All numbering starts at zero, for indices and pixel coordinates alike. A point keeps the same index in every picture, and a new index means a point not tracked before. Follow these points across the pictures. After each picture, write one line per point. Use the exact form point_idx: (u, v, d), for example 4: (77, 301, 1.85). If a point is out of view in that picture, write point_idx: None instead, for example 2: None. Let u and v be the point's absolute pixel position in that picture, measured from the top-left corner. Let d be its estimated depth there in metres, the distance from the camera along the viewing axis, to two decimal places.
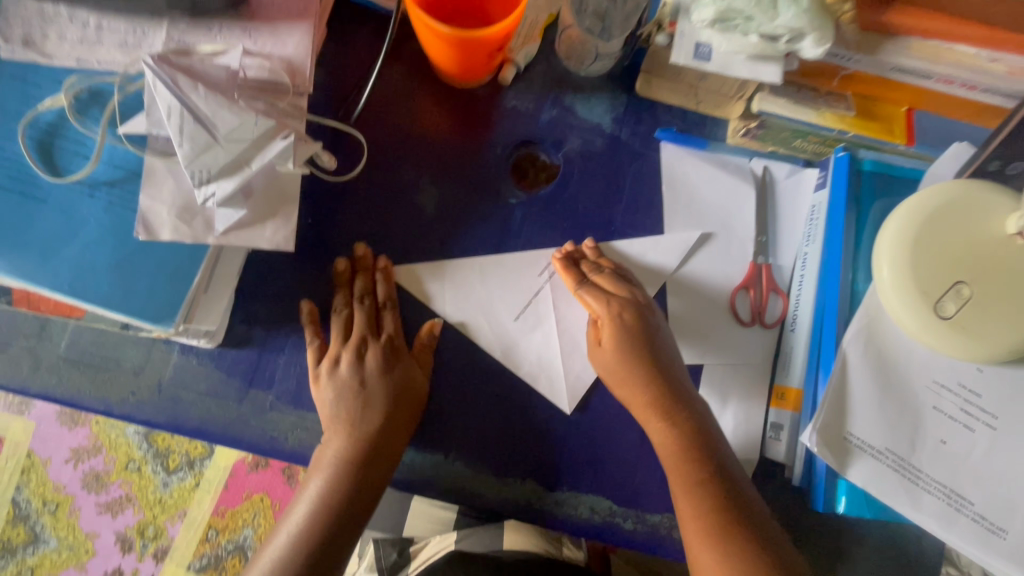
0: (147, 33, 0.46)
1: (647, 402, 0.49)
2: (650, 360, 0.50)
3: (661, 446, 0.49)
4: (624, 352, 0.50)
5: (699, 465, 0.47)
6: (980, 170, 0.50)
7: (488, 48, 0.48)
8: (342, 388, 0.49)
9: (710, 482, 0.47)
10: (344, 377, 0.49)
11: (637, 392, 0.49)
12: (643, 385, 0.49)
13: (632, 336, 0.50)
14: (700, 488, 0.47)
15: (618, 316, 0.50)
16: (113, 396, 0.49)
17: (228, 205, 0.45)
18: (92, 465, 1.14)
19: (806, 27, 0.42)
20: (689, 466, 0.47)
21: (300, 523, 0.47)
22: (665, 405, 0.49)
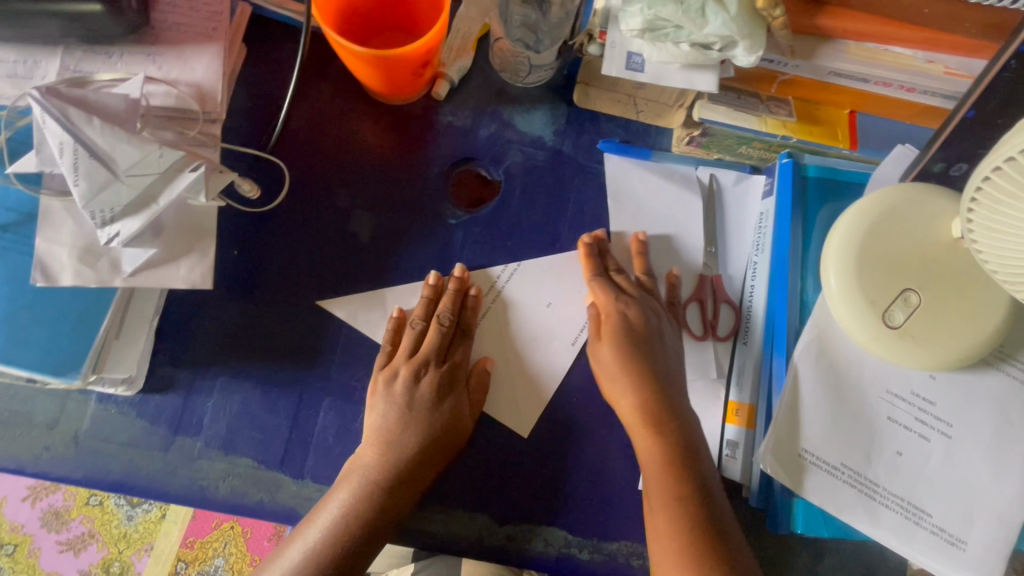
0: (38, 62, 0.42)
1: (636, 410, 0.47)
2: (647, 361, 0.49)
3: (648, 460, 0.47)
4: (621, 352, 0.49)
5: (677, 482, 0.45)
6: (925, 171, 0.49)
7: (412, 66, 0.45)
8: (389, 411, 0.47)
9: (687, 501, 0.45)
10: (398, 395, 0.47)
11: (625, 397, 0.48)
12: (632, 392, 0.48)
13: (631, 338, 0.49)
14: (674, 508, 0.45)
15: (622, 313, 0.50)
16: (25, 454, 0.45)
17: (136, 244, 0.42)
18: (50, 503, 1.09)
19: (736, 35, 0.41)
20: (669, 479, 0.45)
21: None
22: (656, 419, 0.47)
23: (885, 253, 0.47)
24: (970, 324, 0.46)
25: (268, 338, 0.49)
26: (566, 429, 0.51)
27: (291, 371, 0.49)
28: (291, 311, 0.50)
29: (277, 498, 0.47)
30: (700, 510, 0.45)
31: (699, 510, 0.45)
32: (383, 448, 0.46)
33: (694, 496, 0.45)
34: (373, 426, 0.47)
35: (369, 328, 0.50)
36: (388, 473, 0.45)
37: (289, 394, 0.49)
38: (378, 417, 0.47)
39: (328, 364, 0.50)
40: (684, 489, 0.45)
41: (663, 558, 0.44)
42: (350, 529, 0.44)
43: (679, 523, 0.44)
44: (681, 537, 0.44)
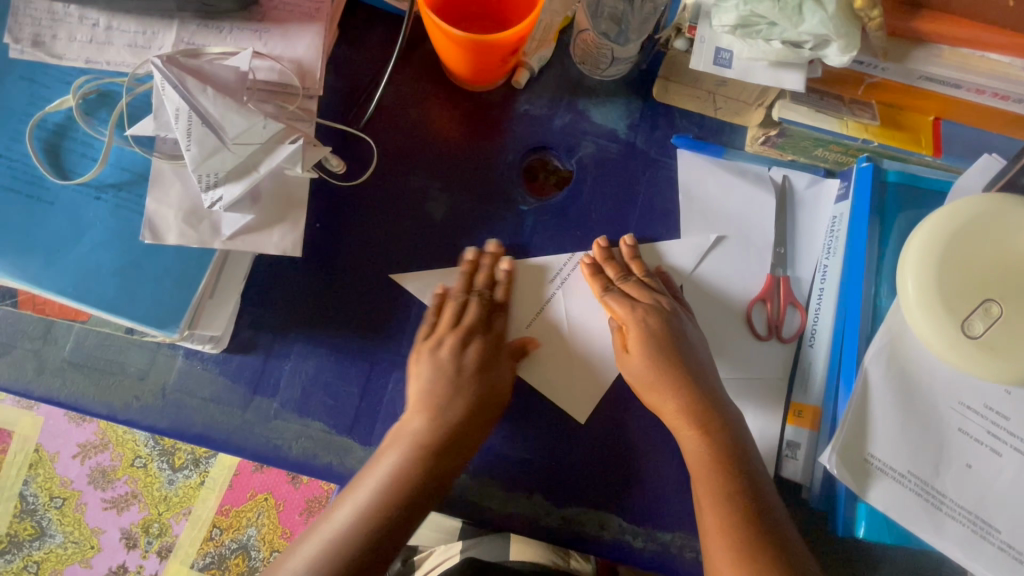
0: (156, 33, 0.45)
1: (681, 411, 0.47)
2: (688, 371, 0.48)
3: (693, 457, 0.47)
4: (652, 357, 0.48)
5: (725, 478, 0.45)
6: (1011, 183, 0.48)
7: (502, 52, 0.47)
8: (419, 381, 0.48)
9: (738, 500, 0.45)
10: (444, 361, 0.48)
11: (668, 402, 0.48)
12: (674, 393, 0.48)
13: (657, 339, 0.49)
14: (724, 506, 0.45)
15: (642, 321, 0.49)
16: (117, 401, 0.48)
17: (235, 210, 0.44)
18: (98, 461, 1.14)
19: (832, 34, 0.41)
20: (721, 481, 0.45)
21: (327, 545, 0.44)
22: (704, 420, 0.47)
23: (968, 262, 0.46)
24: None
25: (344, 309, 0.51)
26: (623, 416, 0.51)
27: (364, 342, 0.51)
28: (367, 285, 0.52)
29: (345, 462, 0.49)
30: (751, 509, 0.45)
31: (752, 509, 0.45)
32: (433, 414, 0.47)
33: (743, 496, 0.45)
34: (473, 390, 0.48)
35: (439, 306, 0.52)
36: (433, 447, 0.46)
37: (361, 365, 0.50)
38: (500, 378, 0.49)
39: (399, 338, 0.51)
40: (731, 490, 0.45)
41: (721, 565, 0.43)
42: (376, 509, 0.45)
43: (728, 523, 0.44)
44: (733, 536, 0.44)
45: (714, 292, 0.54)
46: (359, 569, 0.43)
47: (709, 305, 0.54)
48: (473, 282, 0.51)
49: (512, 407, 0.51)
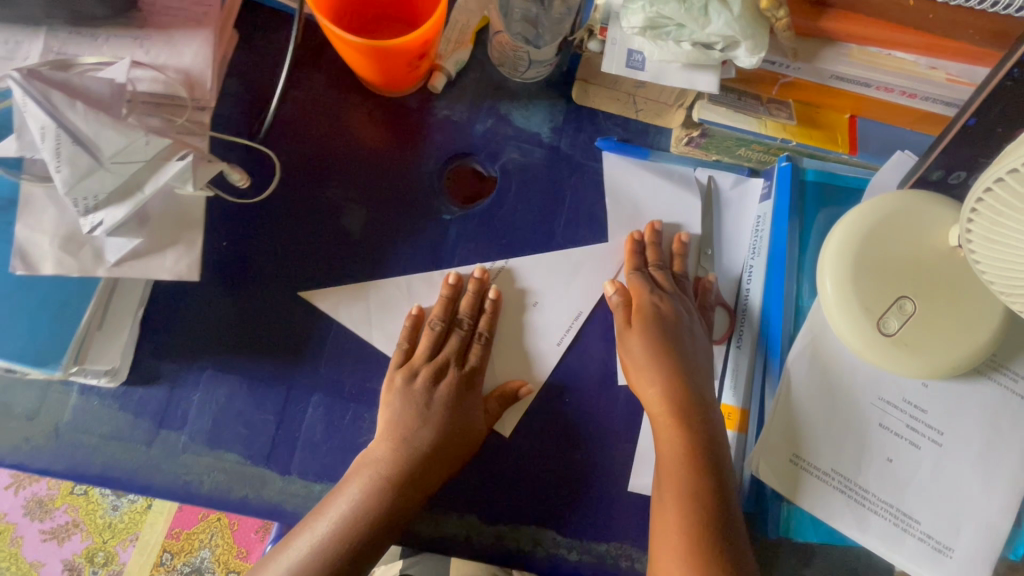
0: (21, 43, 0.41)
1: (664, 400, 0.47)
2: (674, 359, 0.49)
3: (670, 454, 0.46)
4: (652, 342, 0.49)
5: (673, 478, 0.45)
6: (923, 179, 0.49)
7: (408, 57, 0.44)
8: (406, 407, 0.47)
9: (703, 499, 0.45)
10: (417, 392, 0.47)
11: (649, 394, 0.48)
12: (660, 382, 0.48)
13: (663, 327, 0.50)
14: (686, 504, 0.45)
15: (655, 308, 0.50)
16: (5, 445, 0.44)
17: (119, 234, 0.41)
18: (33, 492, 1.08)
19: (738, 35, 0.40)
20: (685, 477, 0.45)
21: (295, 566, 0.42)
22: (683, 413, 0.47)
23: (883, 261, 0.46)
24: (966, 334, 0.46)
25: (259, 332, 0.49)
26: (552, 429, 0.50)
27: (280, 365, 0.48)
28: (282, 305, 0.49)
29: (264, 493, 0.47)
30: (709, 504, 0.45)
31: (710, 507, 0.45)
32: (399, 443, 0.46)
33: (706, 497, 0.45)
34: (389, 422, 0.46)
35: (357, 326, 0.49)
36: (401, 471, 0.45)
37: (278, 390, 0.48)
38: (394, 413, 0.47)
39: (317, 359, 0.49)
40: (697, 488, 0.45)
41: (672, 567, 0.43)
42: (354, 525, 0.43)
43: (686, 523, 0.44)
44: (691, 534, 0.44)
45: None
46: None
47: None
48: (456, 309, 0.51)
49: None
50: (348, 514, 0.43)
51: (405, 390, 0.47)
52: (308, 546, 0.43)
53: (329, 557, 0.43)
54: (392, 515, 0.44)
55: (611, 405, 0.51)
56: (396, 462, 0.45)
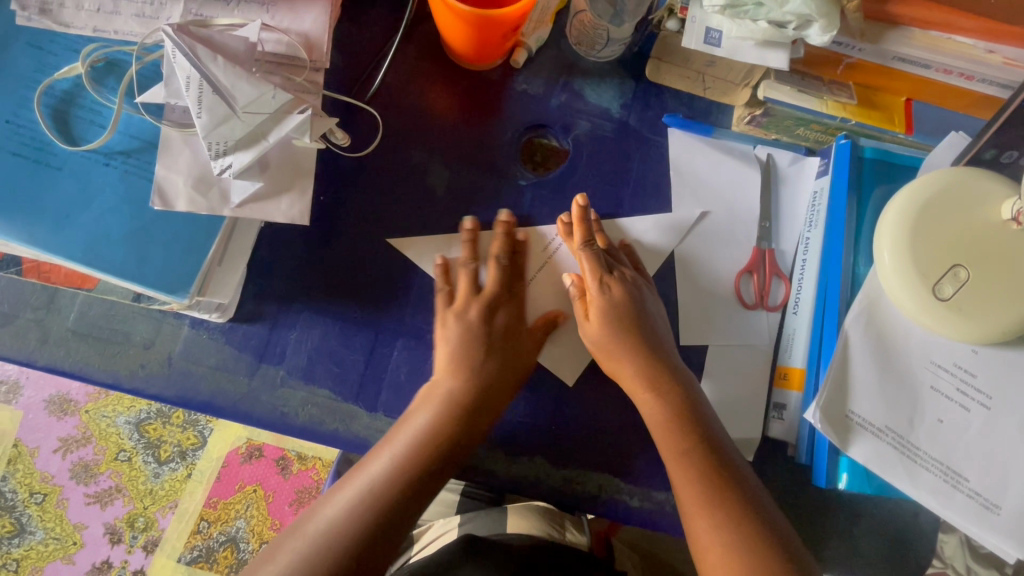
0: (164, 4, 0.45)
1: (636, 375, 0.50)
2: (636, 341, 0.51)
3: (653, 421, 0.49)
4: (614, 324, 0.51)
5: (684, 437, 0.48)
6: (976, 158, 0.52)
7: (503, 29, 0.49)
8: (459, 335, 0.50)
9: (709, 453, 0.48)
10: (470, 321, 0.50)
11: (624, 367, 0.50)
12: (634, 358, 0.50)
13: (614, 311, 0.51)
14: (687, 463, 0.47)
15: (608, 292, 0.51)
16: (123, 370, 0.49)
17: (244, 177, 0.45)
18: (81, 455, 1.12)
19: (814, 13, 0.44)
20: (677, 440, 0.48)
21: (364, 494, 0.45)
22: (654, 378, 0.50)
23: (938, 230, 0.50)
24: (1018, 301, 0.48)
25: (350, 279, 0.52)
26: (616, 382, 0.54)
27: (368, 311, 0.52)
28: (368, 255, 0.53)
29: (351, 428, 0.50)
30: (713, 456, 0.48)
31: (715, 463, 0.48)
32: (461, 375, 0.49)
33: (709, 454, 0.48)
34: (445, 354, 0.50)
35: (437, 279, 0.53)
36: (468, 400, 0.48)
37: (366, 333, 0.52)
38: (451, 346, 0.50)
39: (403, 307, 0.52)
40: (698, 448, 0.48)
41: (701, 516, 0.46)
42: (419, 453, 0.46)
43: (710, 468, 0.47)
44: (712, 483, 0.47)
45: (696, 266, 0.57)
46: (399, 509, 0.45)
47: (690, 279, 0.56)
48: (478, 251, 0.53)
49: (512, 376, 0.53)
50: (423, 432, 0.47)
51: (460, 321, 0.50)
52: (389, 460, 0.46)
53: (407, 473, 0.46)
54: (457, 437, 0.48)
55: None
56: (461, 391, 0.49)
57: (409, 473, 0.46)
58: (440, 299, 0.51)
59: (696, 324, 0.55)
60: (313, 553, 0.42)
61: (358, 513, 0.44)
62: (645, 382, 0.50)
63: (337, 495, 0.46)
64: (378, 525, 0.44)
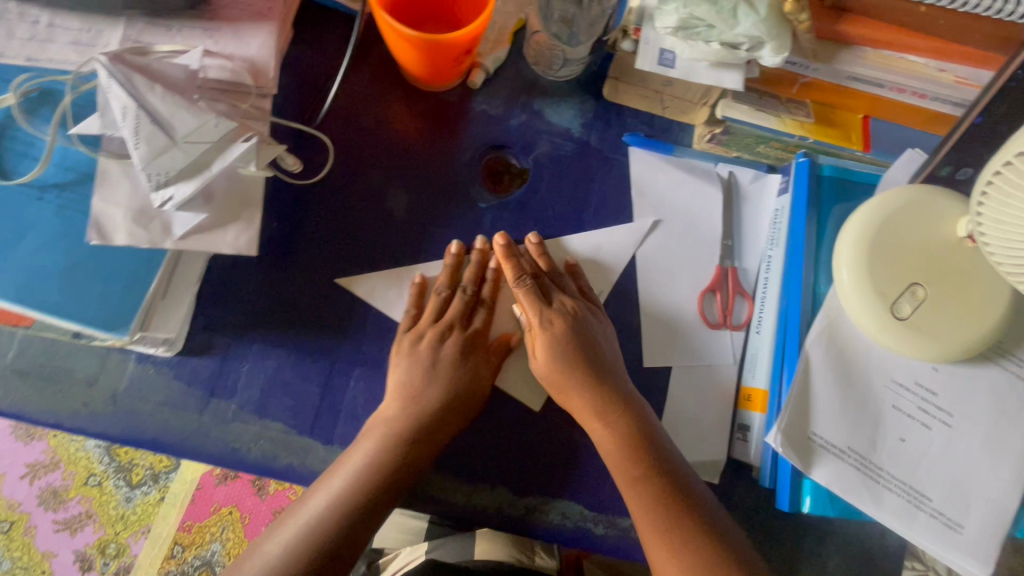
0: (102, 31, 0.44)
1: (588, 405, 0.49)
2: (583, 368, 0.50)
3: (605, 449, 0.48)
4: (570, 354, 0.50)
5: (637, 465, 0.47)
6: (932, 175, 0.52)
7: (455, 52, 0.48)
8: (412, 367, 0.49)
9: (667, 479, 0.47)
10: (422, 353, 0.49)
11: (575, 398, 0.49)
12: (583, 388, 0.49)
13: (562, 343, 0.50)
14: (646, 491, 0.47)
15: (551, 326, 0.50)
16: (64, 409, 0.47)
17: (187, 209, 0.44)
18: (49, 481, 1.08)
19: (764, 35, 0.44)
20: (630, 468, 0.47)
21: (302, 532, 0.44)
22: (602, 406, 0.49)
23: (895, 248, 0.50)
24: (974, 318, 0.48)
25: (304, 308, 0.51)
26: None
27: (323, 341, 0.51)
28: (324, 283, 0.52)
29: (307, 462, 0.49)
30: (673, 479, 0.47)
31: (670, 491, 0.47)
32: (409, 403, 0.48)
33: (668, 481, 0.47)
34: (397, 381, 0.49)
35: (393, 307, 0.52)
36: (406, 430, 0.47)
37: (321, 363, 0.50)
38: (402, 374, 0.49)
39: (360, 335, 0.51)
40: (653, 477, 0.47)
41: (660, 550, 0.46)
42: (362, 485, 0.45)
43: (662, 499, 0.46)
44: (668, 514, 0.46)
45: (656, 285, 0.56)
46: (341, 542, 0.44)
47: (651, 298, 0.56)
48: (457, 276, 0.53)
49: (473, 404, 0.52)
50: (399, 437, 0.47)
51: (412, 353, 0.49)
52: (361, 463, 0.46)
53: (377, 478, 0.45)
54: (428, 442, 0.47)
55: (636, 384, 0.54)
56: (405, 422, 0.47)
57: (344, 507, 0.44)
58: (403, 321, 0.51)
59: (658, 343, 0.55)
60: (280, 557, 0.43)
61: (298, 546, 0.43)
62: (598, 410, 0.49)
63: (308, 496, 0.46)
64: (345, 528, 0.44)
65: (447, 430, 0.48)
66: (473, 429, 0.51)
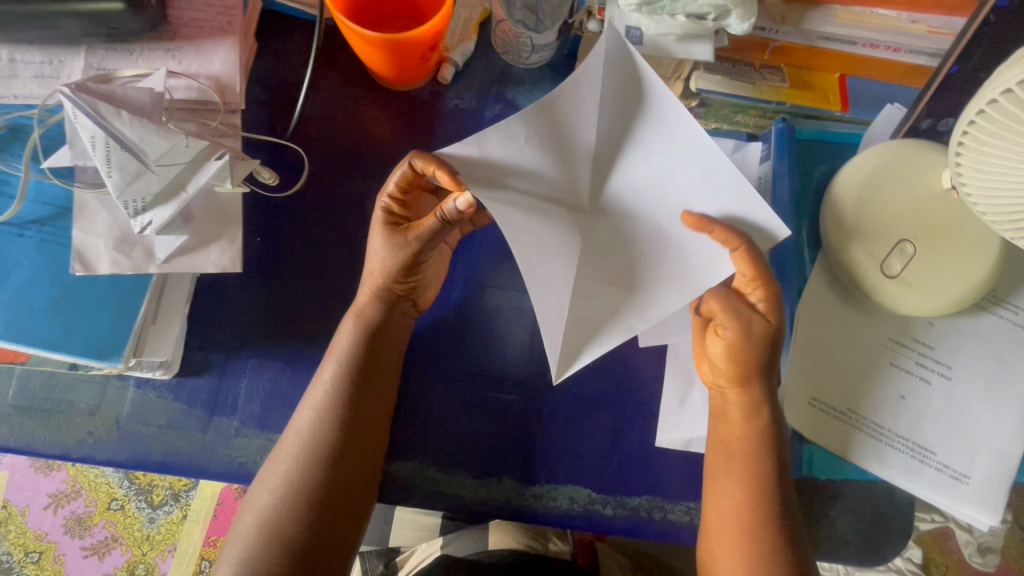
0: (65, 62, 0.44)
1: (742, 407, 0.47)
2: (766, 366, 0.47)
3: (733, 435, 0.48)
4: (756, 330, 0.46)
5: (761, 454, 0.47)
6: (913, 128, 0.51)
7: (420, 48, 0.47)
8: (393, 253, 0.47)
9: (770, 471, 0.47)
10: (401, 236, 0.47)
11: (746, 402, 0.47)
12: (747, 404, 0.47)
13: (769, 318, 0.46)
14: (759, 477, 0.46)
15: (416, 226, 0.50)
16: (70, 440, 0.47)
17: (168, 232, 0.44)
18: (72, 509, 1.08)
19: (728, 4, 0.43)
20: (760, 462, 0.46)
21: (324, 458, 0.45)
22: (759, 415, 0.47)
23: (881, 206, 0.49)
24: (962, 268, 0.48)
25: (296, 318, 0.51)
26: (579, 393, 0.53)
27: (317, 350, 0.51)
28: (315, 292, 0.51)
29: None
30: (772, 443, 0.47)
31: (776, 484, 0.47)
32: (358, 319, 0.48)
33: (773, 471, 0.47)
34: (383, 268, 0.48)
35: None
36: (374, 326, 0.48)
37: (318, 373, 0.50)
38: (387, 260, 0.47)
39: None
40: (764, 471, 0.46)
41: (734, 534, 0.46)
42: (348, 399, 0.47)
43: (751, 486, 0.46)
44: (757, 512, 0.46)
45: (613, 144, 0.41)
46: (342, 457, 0.46)
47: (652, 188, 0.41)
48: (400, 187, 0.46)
49: (472, 399, 0.52)
50: (346, 360, 0.48)
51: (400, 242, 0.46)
52: (351, 405, 0.47)
53: (378, 418, 0.48)
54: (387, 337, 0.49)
55: (634, 365, 0.54)
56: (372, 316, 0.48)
57: (345, 427, 0.46)
58: (399, 176, 0.44)
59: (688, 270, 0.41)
60: (290, 478, 0.45)
61: (308, 472, 0.45)
62: (749, 408, 0.47)
63: (284, 440, 0.47)
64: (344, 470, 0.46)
65: (394, 348, 0.50)
66: (475, 422, 0.52)
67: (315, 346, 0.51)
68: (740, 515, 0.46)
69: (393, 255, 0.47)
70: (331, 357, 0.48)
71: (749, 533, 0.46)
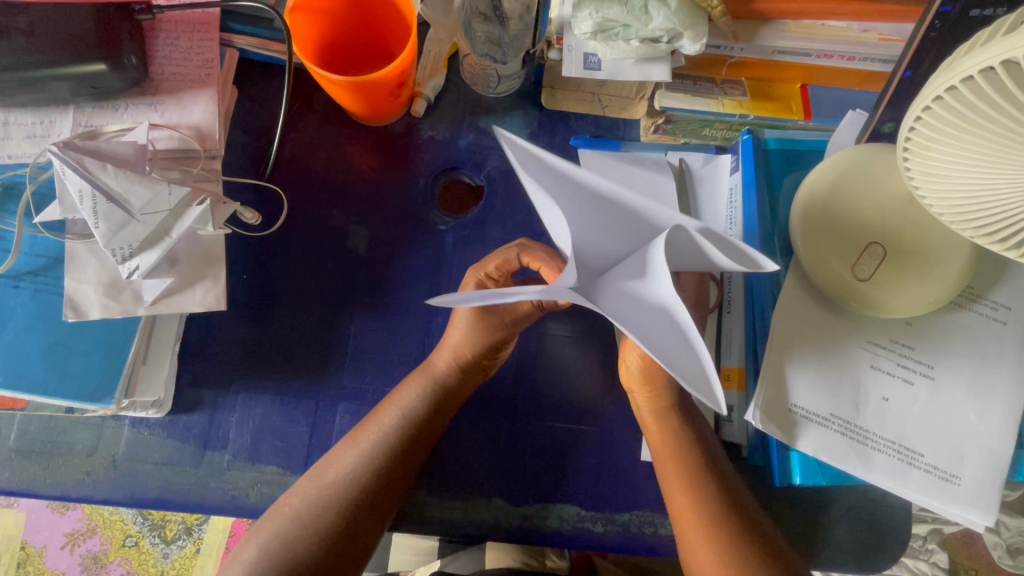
0: (54, 121, 0.47)
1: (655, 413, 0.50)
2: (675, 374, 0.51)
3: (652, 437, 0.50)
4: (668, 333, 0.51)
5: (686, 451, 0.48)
6: (876, 133, 0.52)
7: (387, 87, 0.49)
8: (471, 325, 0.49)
9: (705, 470, 0.48)
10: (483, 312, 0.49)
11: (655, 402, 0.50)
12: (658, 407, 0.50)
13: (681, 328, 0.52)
14: (695, 478, 0.47)
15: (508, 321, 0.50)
16: (69, 481, 0.49)
17: (154, 275, 0.46)
18: (89, 547, 1.09)
19: (679, 26, 0.45)
20: (696, 464, 0.48)
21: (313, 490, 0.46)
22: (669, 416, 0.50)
23: (850, 210, 0.50)
24: (936, 272, 0.48)
25: (283, 351, 0.52)
26: (563, 412, 0.54)
27: (305, 382, 0.52)
28: (301, 325, 0.53)
29: None
30: (691, 439, 0.49)
31: (715, 482, 0.47)
32: (431, 377, 0.50)
33: (706, 472, 0.48)
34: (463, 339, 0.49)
35: (366, 346, 0.53)
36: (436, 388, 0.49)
37: (306, 404, 0.52)
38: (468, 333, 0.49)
39: (340, 370, 0.53)
40: (695, 472, 0.47)
41: (696, 542, 0.46)
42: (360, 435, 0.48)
43: (699, 490, 0.47)
44: (705, 511, 0.46)
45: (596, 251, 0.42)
46: (329, 494, 0.45)
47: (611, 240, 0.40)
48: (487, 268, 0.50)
49: (459, 423, 0.53)
50: (410, 419, 0.48)
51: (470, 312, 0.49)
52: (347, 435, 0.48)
53: (387, 448, 0.47)
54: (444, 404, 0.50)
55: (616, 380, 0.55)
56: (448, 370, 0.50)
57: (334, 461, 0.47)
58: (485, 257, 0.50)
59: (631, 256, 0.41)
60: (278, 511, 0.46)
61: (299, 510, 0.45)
62: (660, 406, 0.50)
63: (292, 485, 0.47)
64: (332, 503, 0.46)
65: (450, 411, 0.50)
66: (462, 444, 0.53)
67: (302, 377, 0.52)
68: (694, 518, 0.46)
69: (480, 334, 0.49)
70: (391, 405, 0.49)
71: (707, 533, 0.45)
